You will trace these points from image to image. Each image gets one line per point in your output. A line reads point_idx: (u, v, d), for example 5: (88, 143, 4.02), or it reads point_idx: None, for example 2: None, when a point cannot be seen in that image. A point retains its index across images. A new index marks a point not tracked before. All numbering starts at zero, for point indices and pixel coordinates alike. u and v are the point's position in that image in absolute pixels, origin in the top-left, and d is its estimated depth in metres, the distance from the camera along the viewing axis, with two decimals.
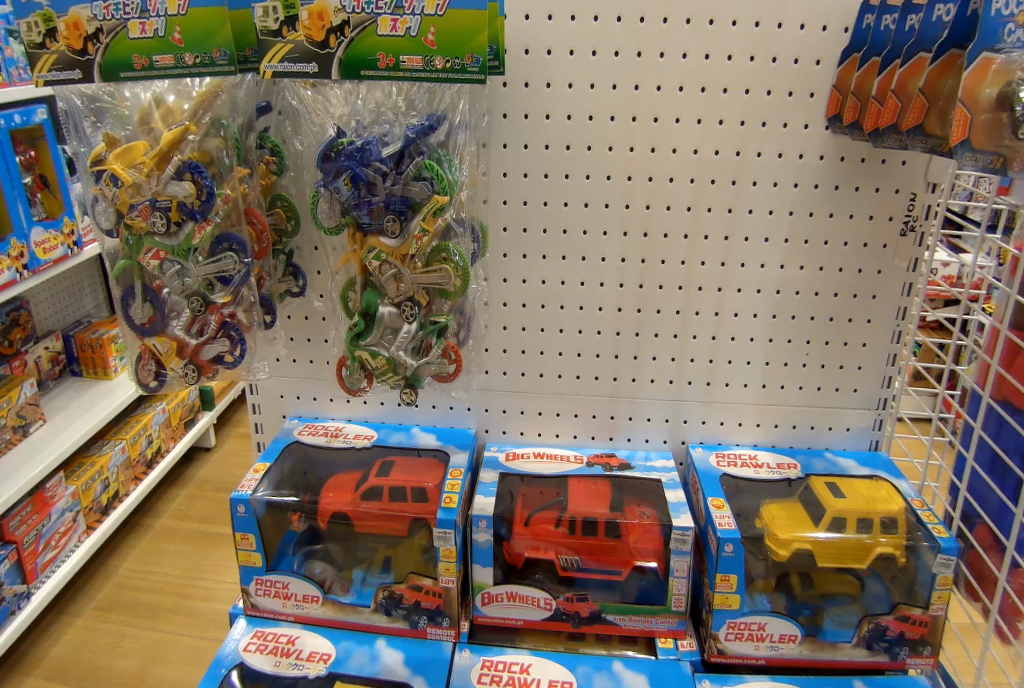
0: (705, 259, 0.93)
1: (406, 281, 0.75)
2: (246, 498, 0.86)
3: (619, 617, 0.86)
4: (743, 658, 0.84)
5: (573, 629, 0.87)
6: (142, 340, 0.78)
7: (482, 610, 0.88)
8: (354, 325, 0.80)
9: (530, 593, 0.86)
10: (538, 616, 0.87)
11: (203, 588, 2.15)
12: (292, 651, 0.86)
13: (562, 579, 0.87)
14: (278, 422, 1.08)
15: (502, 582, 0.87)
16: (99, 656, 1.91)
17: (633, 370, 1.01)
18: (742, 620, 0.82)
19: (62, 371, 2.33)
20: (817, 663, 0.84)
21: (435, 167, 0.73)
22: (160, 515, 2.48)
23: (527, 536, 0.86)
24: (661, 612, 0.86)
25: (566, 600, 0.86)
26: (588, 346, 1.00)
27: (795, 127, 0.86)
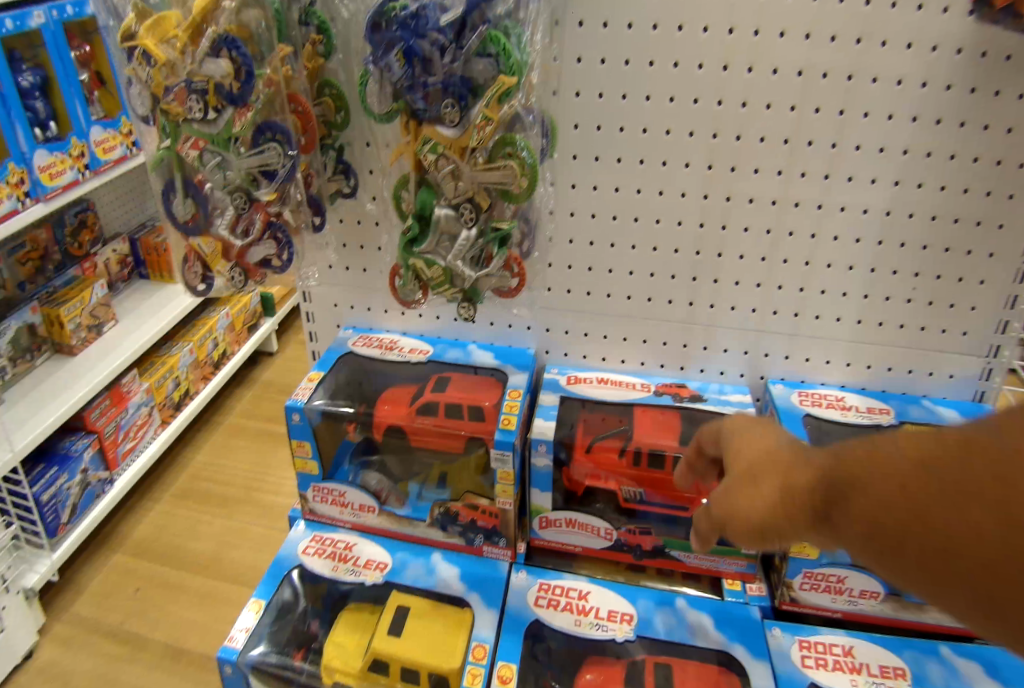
0: (805, 170, 0.81)
1: (464, 178, 0.68)
2: (300, 407, 0.84)
3: (683, 553, 0.82)
4: (817, 609, 0.79)
5: (633, 560, 0.84)
6: (187, 240, 0.75)
7: (539, 534, 0.86)
8: (409, 229, 0.74)
9: (592, 522, 0.83)
10: (597, 545, 0.84)
11: (270, 483, 2.26)
12: (349, 558, 0.86)
13: (623, 509, 0.83)
14: (333, 331, 1.05)
15: (562, 509, 0.84)
16: (179, 537, 2.06)
17: (712, 295, 0.92)
18: (820, 571, 0.76)
19: (130, 274, 2.38)
20: (898, 622, 0.77)
21: (502, 41, 0.63)
22: (229, 413, 2.58)
23: (588, 463, 0.81)
24: (730, 553, 0.80)
25: (627, 532, 0.83)
26: (662, 266, 0.91)
27: (932, 10, 0.70)
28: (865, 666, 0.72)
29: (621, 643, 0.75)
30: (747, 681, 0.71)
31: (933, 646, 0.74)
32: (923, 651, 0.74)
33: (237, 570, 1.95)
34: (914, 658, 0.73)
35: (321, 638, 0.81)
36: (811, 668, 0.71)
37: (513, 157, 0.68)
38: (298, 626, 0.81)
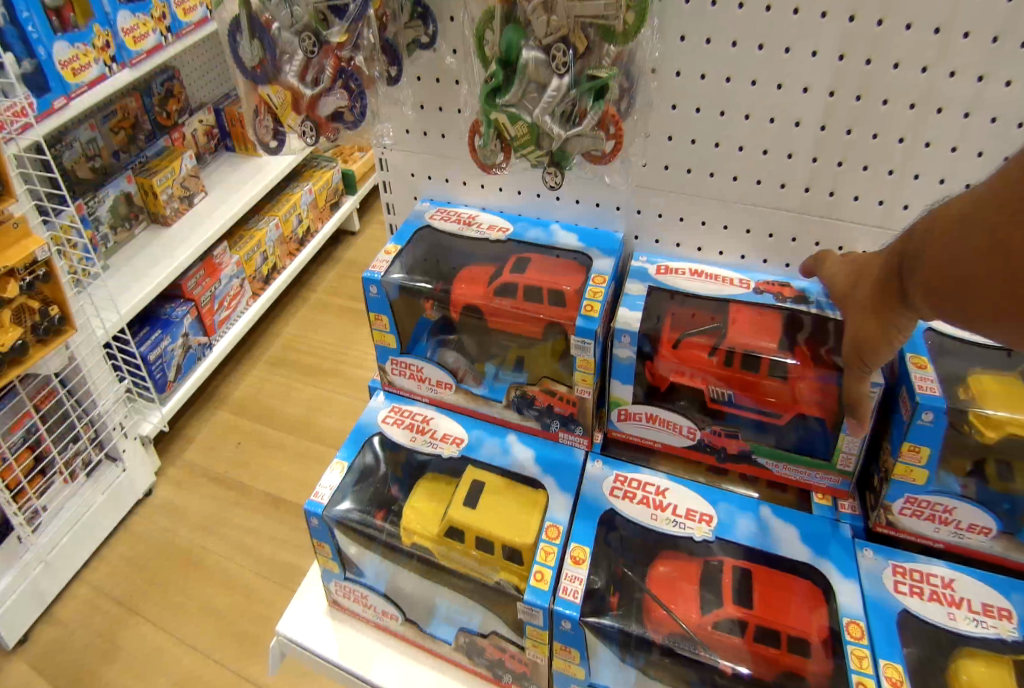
0: (970, 28, 0.64)
1: (558, 12, 0.60)
2: (378, 279, 0.81)
3: (771, 462, 0.77)
4: (915, 536, 0.71)
5: (716, 462, 0.80)
6: (256, 90, 0.70)
7: (618, 425, 0.82)
8: (491, 77, 0.66)
9: (675, 420, 0.79)
10: (678, 443, 0.81)
11: (354, 357, 2.36)
12: (427, 430, 0.86)
13: (708, 409, 0.77)
14: (410, 203, 1.00)
15: (644, 402, 0.79)
16: (272, 400, 2.21)
17: (833, 181, 0.78)
18: (925, 498, 0.68)
19: (217, 146, 2.39)
20: (1008, 563, 0.69)
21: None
22: (314, 288, 2.66)
23: (674, 359, 0.74)
24: (821, 467, 0.75)
25: (712, 434, 0.78)
26: (777, 142, 0.77)
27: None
28: (967, 601, 0.64)
29: (699, 542, 0.71)
30: (833, 597, 0.65)
31: None
32: None
33: (327, 433, 2.11)
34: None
35: (401, 501, 0.80)
36: (904, 595, 0.65)
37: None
38: (379, 488, 0.82)
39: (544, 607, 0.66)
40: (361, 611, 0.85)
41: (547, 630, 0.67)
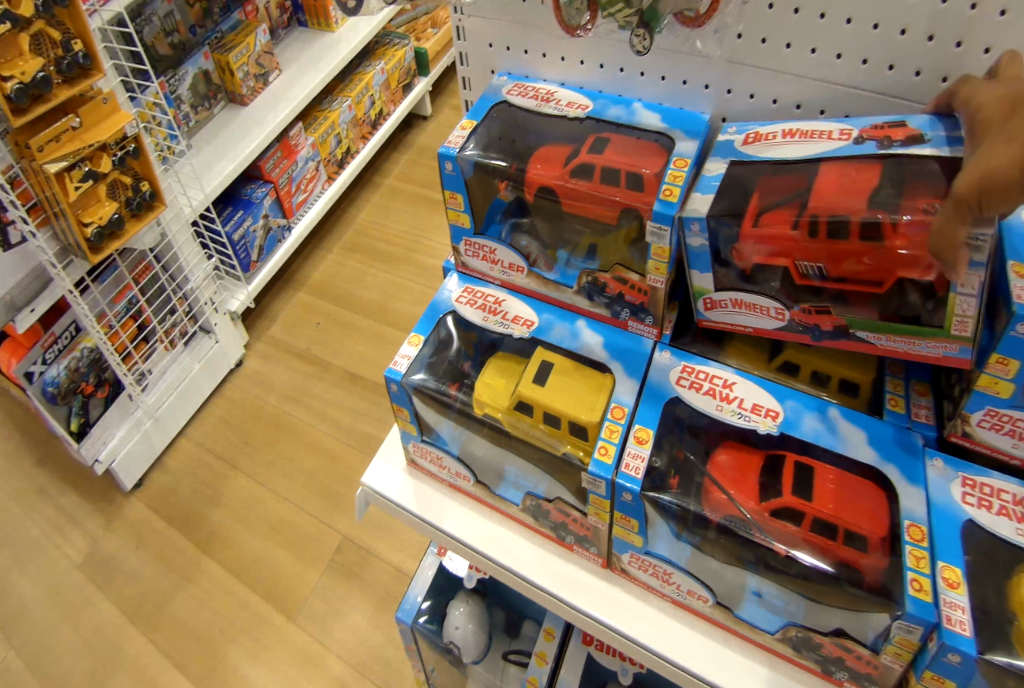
0: None
1: None
2: (453, 155, 0.80)
3: (869, 334, 0.69)
4: (992, 450, 0.67)
5: (811, 341, 0.74)
6: None
7: (705, 317, 0.79)
8: None
9: (760, 303, 0.73)
10: (770, 328, 0.75)
11: (427, 245, 2.38)
12: (499, 311, 0.87)
13: (797, 285, 0.71)
14: (487, 79, 0.96)
15: (728, 287, 0.75)
16: (348, 285, 2.29)
17: (950, 63, 0.68)
18: (1008, 411, 0.63)
19: (290, 21, 2.33)
20: None
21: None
22: (387, 175, 2.65)
23: (754, 236, 0.69)
24: (931, 333, 0.65)
25: (802, 313, 0.72)
26: (893, 12, 0.68)
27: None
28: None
29: (761, 435, 0.70)
30: (897, 502, 0.63)
31: None
32: None
33: (400, 318, 2.18)
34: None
35: (472, 376, 0.84)
36: (973, 506, 0.62)
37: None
38: (453, 362, 0.86)
39: (606, 479, 0.69)
40: (435, 471, 0.92)
41: (609, 499, 0.71)
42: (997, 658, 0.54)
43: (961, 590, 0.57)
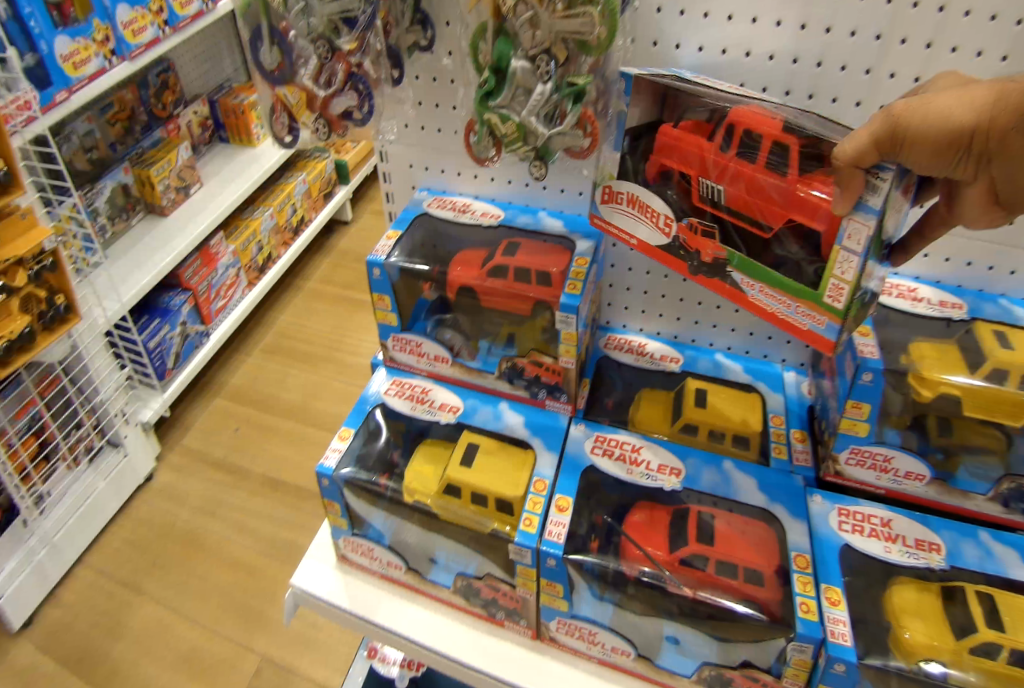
0: (905, 39, 0.72)
1: (542, 27, 0.68)
2: (381, 262, 0.89)
3: (744, 278, 0.69)
4: (859, 483, 0.79)
5: (688, 274, 0.74)
6: (273, 90, 0.78)
7: (603, 209, 0.80)
8: (484, 82, 0.74)
9: (653, 206, 0.74)
10: (656, 243, 0.76)
11: (349, 344, 2.43)
12: (426, 399, 0.94)
13: (691, 207, 0.71)
14: (408, 192, 1.08)
15: (630, 178, 0.74)
16: (268, 388, 2.28)
17: None
18: (867, 448, 0.76)
19: (212, 137, 2.43)
20: (942, 506, 0.77)
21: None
22: (308, 277, 2.72)
23: (670, 134, 0.69)
24: (808, 297, 0.65)
25: (688, 231, 0.72)
26: None
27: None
28: (902, 538, 0.73)
29: (667, 492, 0.81)
30: (784, 537, 0.74)
31: (972, 530, 0.74)
32: (961, 532, 0.74)
33: (324, 417, 2.18)
34: (951, 538, 0.73)
35: (402, 466, 0.88)
36: (847, 532, 0.74)
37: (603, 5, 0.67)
38: (382, 453, 0.90)
39: (532, 547, 0.74)
40: (366, 564, 0.94)
41: (535, 568, 0.76)
42: (874, 661, 0.62)
43: (841, 606, 0.66)
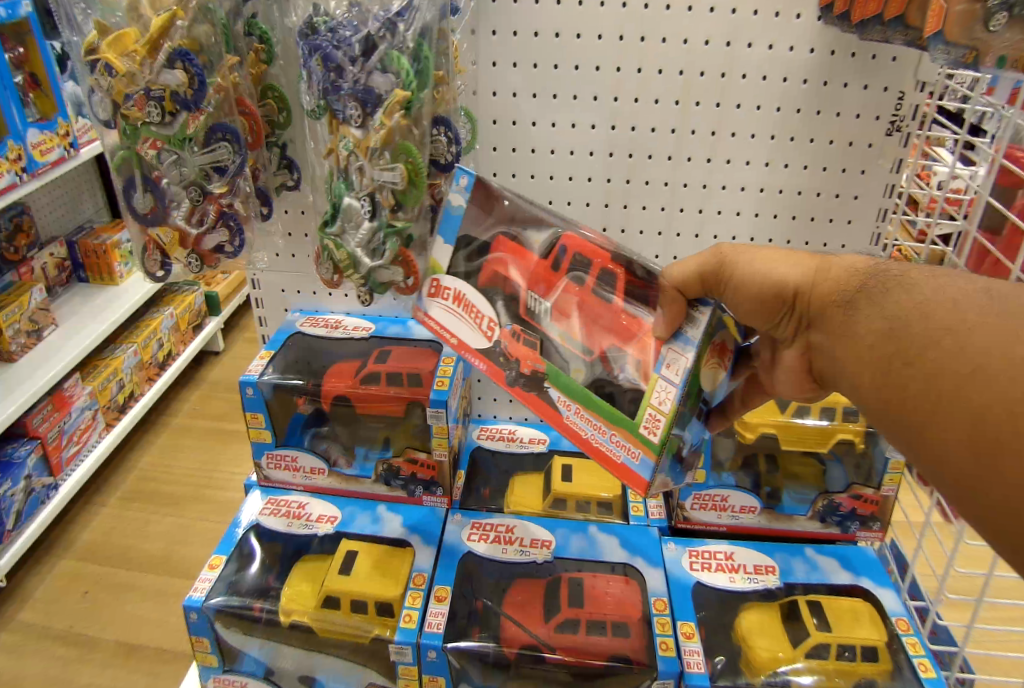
0: (691, 154, 0.99)
1: (367, 174, 0.77)
2: (253, 381, 0.92)
3: (563, 398, 0.69)
4: (707, 525, 0.94)
5: (504, 385, 0.71)
6: (146, 231, 0.84)
7: (427, 304, 0.76)
8: (326, 215, 0.84)
9: (479, 308, 0.73)
10: (474, 343, 0.73)
11: (218, 479, 2.23)
12: (303, 515, 0.96)
13: (517, 317, 0.71)
14: (281, 315, 1.14)
15: (458, 276, 0.74)
16: (125, 538, 2.02)
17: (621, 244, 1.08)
18: (707, 493, 0.91)
19: (69, 278, 2.35)
20: (775, 532, 0.94)
21: (401, 60, 0.75)
22: (174, 414, 2.55)
23: (506, 247, 0.73)
24: (619, 424, 0.66)
25: (511, 337, 0.71)
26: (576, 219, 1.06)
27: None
28: (743, 566, 0.88)
29: (541, 564, 0.88)
30: (644, 585, 0.84)
31: (797, 548, 0.91)
32: (790, 551, 0.91)
33: (190, 564, 1.93)
34: (783, 558, 0.90)
35: (278, 587, 0.87)
36: (698, 570, 0.87)
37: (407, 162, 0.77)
38: (257, 578, 0.88)
39: (412, 644, 0.77)
40: None
41: (416, 665, 0.78)
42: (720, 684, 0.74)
43: (695, 638, 0.77)
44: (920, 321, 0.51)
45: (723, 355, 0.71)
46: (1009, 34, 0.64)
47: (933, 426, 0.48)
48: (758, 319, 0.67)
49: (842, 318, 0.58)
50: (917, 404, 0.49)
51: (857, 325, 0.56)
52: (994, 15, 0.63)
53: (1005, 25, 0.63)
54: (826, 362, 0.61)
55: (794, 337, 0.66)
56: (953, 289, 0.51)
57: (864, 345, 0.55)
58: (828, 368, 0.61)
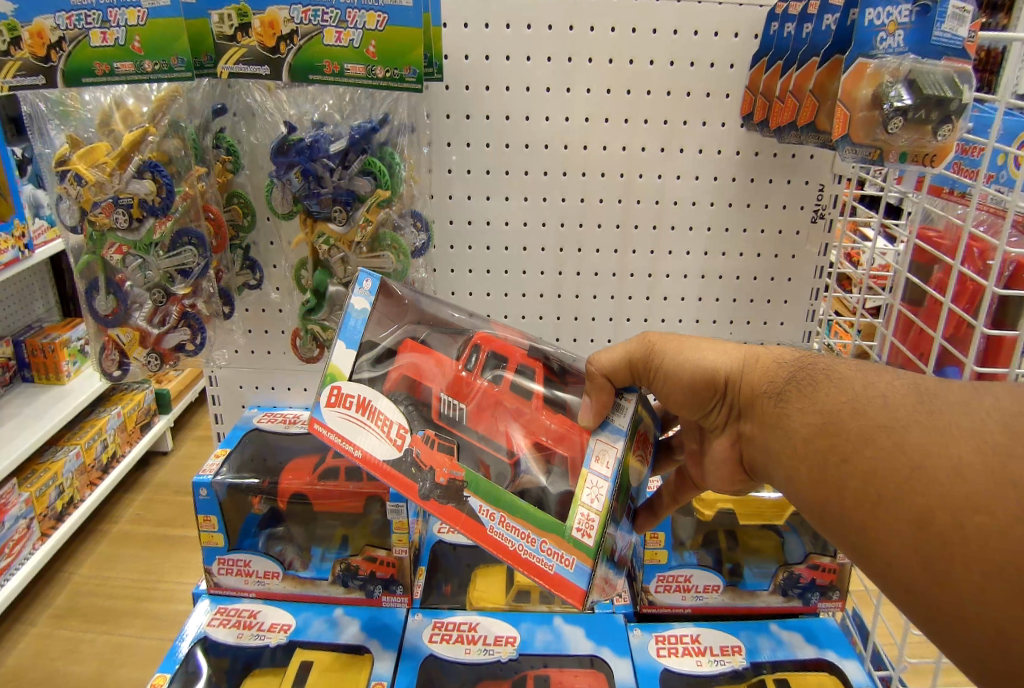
0: (636, 247, 1.06)
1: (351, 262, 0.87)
2: (208, 481, 0.90)
3: (485, 506, 0.66)
4: (671, 608, 0.93)
5: (417, 499, 0.66)
6: (105, 331, 0.84)
7: (323, 415, 0.70)
8: (307, 301, 0.90)
9: (388, 415, 0.69)
10: (382, 454, 0.68)
11: (161, 590, 2.05)
12: (254, 624, 0.91)
13: (431, 423, 0.71)
14: (238, 411, 1.13)
15: (362, 382, 0.71)
16: (53, 662, 1.81)
17: (574, 331, 1.12)
18: (670, 573, 0.92)
19: (12, 378, 2.26)
20: (738, 609, 0.94)
21: (379, 163, 0.84)
22: (116, 520, 2.38)
23: (415, 351, 0.77)
24: (547, 533, 0.65)
25: (424, 444, 0.69)
26: (530, 309, 1.10)
27: (717, 97, 0.98)
28: (709, 648, 0.87)
29: (506, 663, 0.85)
30: (612, 677, 0.82)
31: (761, 625, 0.91)
32: (755, 628, 0.91)
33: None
34: (749, 636, 0.89)
35: None
36: (665, 656, 0.85)
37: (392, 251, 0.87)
38: None
39: None
40: None
41: None
42: None
43: None
44: (852, 416, 0.56)
45: (646, 445, 0.75)
46: (907, 134, 0.74)
47: (869, 522, 0.53)
48: (690, 406, 0.72)
49: (774, 409, 0.64)
50: (856, 502, 0.54)
51: (790, 418, 0.62)
52: (890, 120, 0.74)
53: (901, 127, 0.74)
54: (758, 450, 0.67)
55: (725, 425, 0.71)
56: (880, 384, 0.57)
57: (799, 437, 0.60)
58: (760, 456, 0.67)
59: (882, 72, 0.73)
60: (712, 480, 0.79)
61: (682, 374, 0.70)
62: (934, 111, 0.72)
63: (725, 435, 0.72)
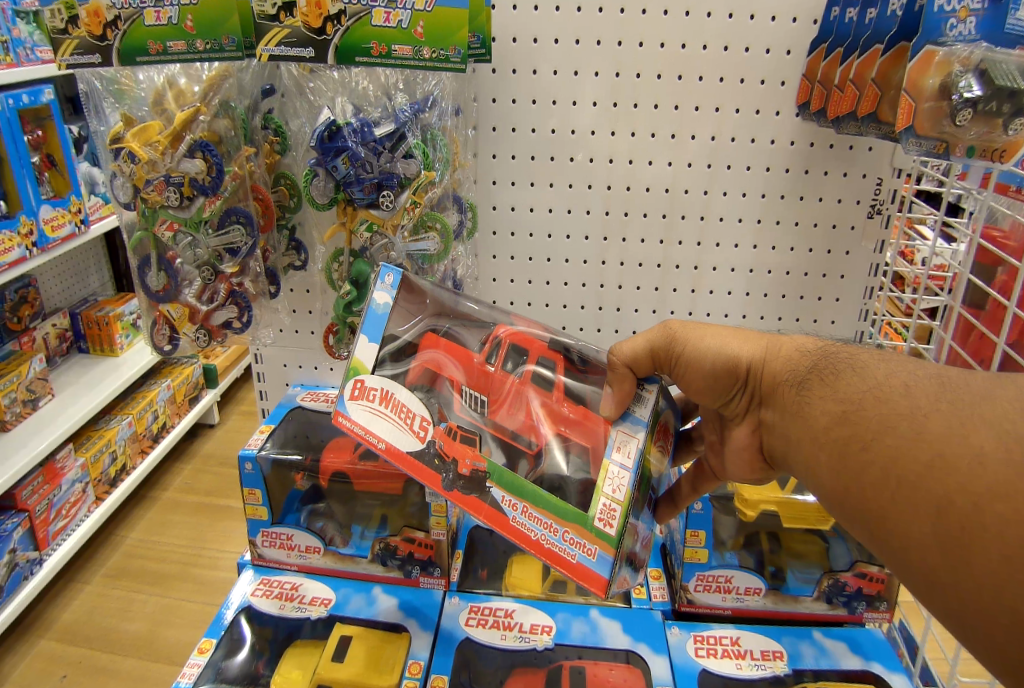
0: (682, 238, 1.03)
1: (395, 249, 0.85)
2: (253, 455, 0.92)
3: (507, 497, 0.65)
4: (710, 608, 0.92)
5: (440, 489, 0.66)
6: (156, 306, 0.86)
7: (347, 408, 0.70)
8: (348, 294, 0.89)
9: (410, 407, 0.69)
10: (405, 444, 0.68)
11: (208, 557, 2.13)
12: (296, 596, 0.93)
13: (452, 417, 0.71)
14: (281, 389, 1.15)
15: (385, 375, 0.71)
16: (107, 619, 1.90)
17: (616, 321, 1.09)
18: (710, 573, 0.90)
19: (69, 348, 2.35)
20: (780, 614, 0.92)
21: (423, 147, 0.82)
22: (165, 489, 2.47)
23: (438, 345, 0.75)
24: (570, 523, 0.64)
25: (445, 437, 0.68)
26: (572, 298, 1.08)
27: (772, 84, 0.93)
28: (749, 651, 0.86)
29: (542, 651, 0.85)
30: (649, 674, 0.82)
31: (805, 631, 0.89)
32: (798, 635, 0.89)
33: (170, 649, 1.80)
34: (791, 642, 0.87)
35: (268, 675, 0.83)
36: (703, 657, 0.84)
37: (436, 229, 0.86)
38: (245, 664, 0.84)
39: None
40: None
41: None
42: None
43: None
44: (875, 406, 0.54)
45: (667, 436, 0.73)
46: (976, 128, 0.69)
47: (899, 522, 0.50)
48: (710, 394, 0.70)
49: (795, 398, 0.61)
50: (879, 496, 0.52)
51: (812, 406, 0.59)
52: (959, 112, 0.69)
53: (970, 119, 0.69)
54: (778, 439, 0.64)
55: (745, 413, 0.69)
56: (905, 374, 0.55)
57: (819, 430, 0.58)
58: (779, 444, 0.64)
59: (952, 60, 0.68)
60: (734, 468, 0.77)
61: (705, 364, 0.68)
62: (1007, 103, 0.66)
63: (745, 423, 0.70)
